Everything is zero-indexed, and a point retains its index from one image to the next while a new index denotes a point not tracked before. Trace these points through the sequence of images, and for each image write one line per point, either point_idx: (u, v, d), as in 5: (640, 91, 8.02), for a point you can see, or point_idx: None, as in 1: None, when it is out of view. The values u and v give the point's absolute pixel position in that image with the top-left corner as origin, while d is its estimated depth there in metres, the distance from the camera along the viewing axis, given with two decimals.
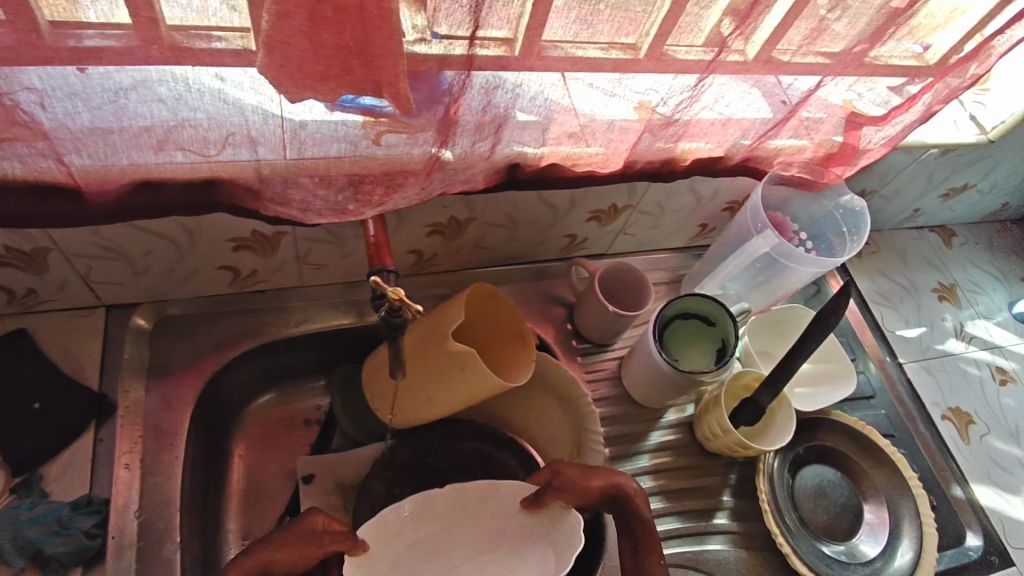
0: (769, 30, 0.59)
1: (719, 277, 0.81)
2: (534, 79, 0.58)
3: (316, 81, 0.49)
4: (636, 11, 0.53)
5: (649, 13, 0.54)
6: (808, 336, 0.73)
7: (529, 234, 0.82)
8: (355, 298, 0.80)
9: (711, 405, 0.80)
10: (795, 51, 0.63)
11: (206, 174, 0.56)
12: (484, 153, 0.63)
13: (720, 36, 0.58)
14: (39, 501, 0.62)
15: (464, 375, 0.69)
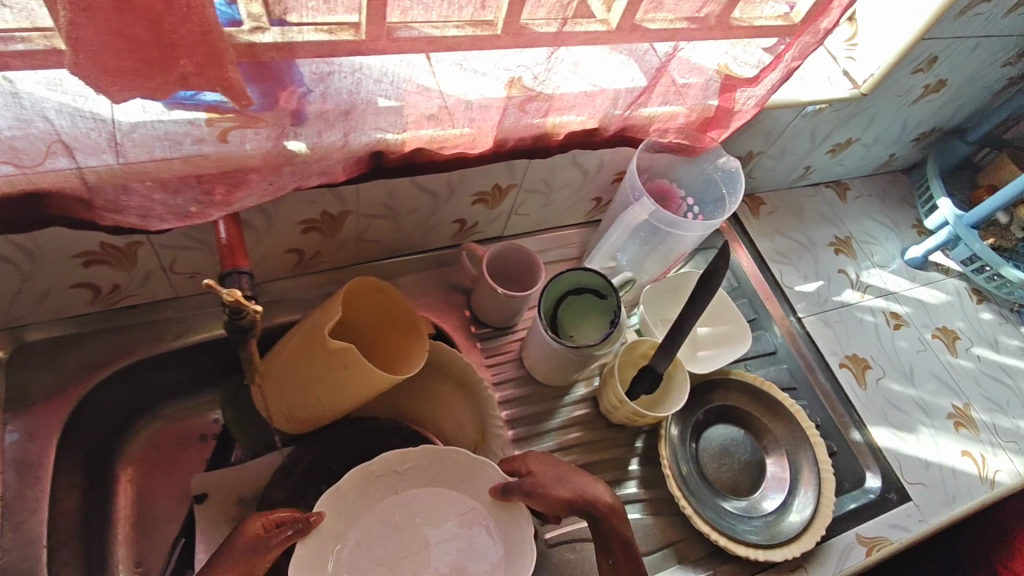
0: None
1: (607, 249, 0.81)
2: (376, 62, 0.55)
3: (127, 76, 0.46)
4: None
5: None
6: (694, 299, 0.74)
7: (414, 223, 0.80)
8: None
9: (607, 376, 0.80)
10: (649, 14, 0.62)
11: (27, 189, 0.51)
12: (336, 142, 0.61)
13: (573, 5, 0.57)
14: None
15: (349, 372, 0.67)
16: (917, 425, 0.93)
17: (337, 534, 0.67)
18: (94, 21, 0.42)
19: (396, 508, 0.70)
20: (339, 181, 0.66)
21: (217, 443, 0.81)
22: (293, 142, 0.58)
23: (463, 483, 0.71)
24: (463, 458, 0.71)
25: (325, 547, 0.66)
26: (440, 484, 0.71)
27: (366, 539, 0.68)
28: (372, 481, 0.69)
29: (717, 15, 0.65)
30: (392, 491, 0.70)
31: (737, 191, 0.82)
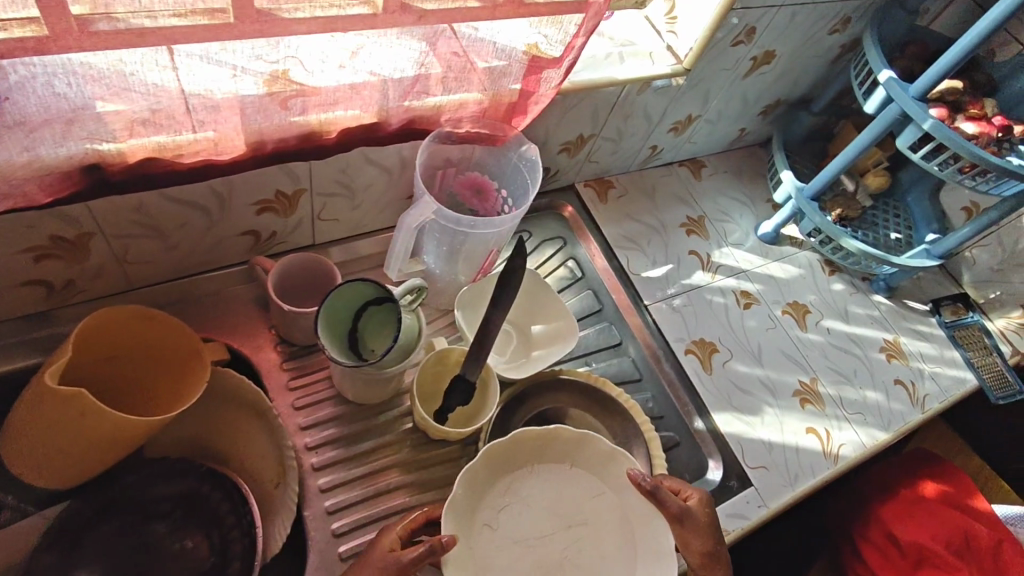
0: None
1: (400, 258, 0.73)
2: (48, 62, 0.48)
3: None
4: None
5: None
6: (500, 300, 0.70)
7: (191, 239, 0.72)
8: None
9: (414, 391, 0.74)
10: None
11: None
12: (26, 157, 0.52)
13: None
14: None
15: (86, 420, 0.59)
16: (762, 406, 0.92)
17: (500, 507, 0.72)
18: None
19: (547, 494, 0.74)
20: (41, 204, 0.57)
21: None
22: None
23: (598, 470, 0.75)
24: (602, 448, 0.74)
25: (470, 531, 0.70)
26: (576, 474, 0.75)
27: (513, 518, 0.72)
28: (522, 457, 0.74)
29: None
30: (529, 474, 0.74)
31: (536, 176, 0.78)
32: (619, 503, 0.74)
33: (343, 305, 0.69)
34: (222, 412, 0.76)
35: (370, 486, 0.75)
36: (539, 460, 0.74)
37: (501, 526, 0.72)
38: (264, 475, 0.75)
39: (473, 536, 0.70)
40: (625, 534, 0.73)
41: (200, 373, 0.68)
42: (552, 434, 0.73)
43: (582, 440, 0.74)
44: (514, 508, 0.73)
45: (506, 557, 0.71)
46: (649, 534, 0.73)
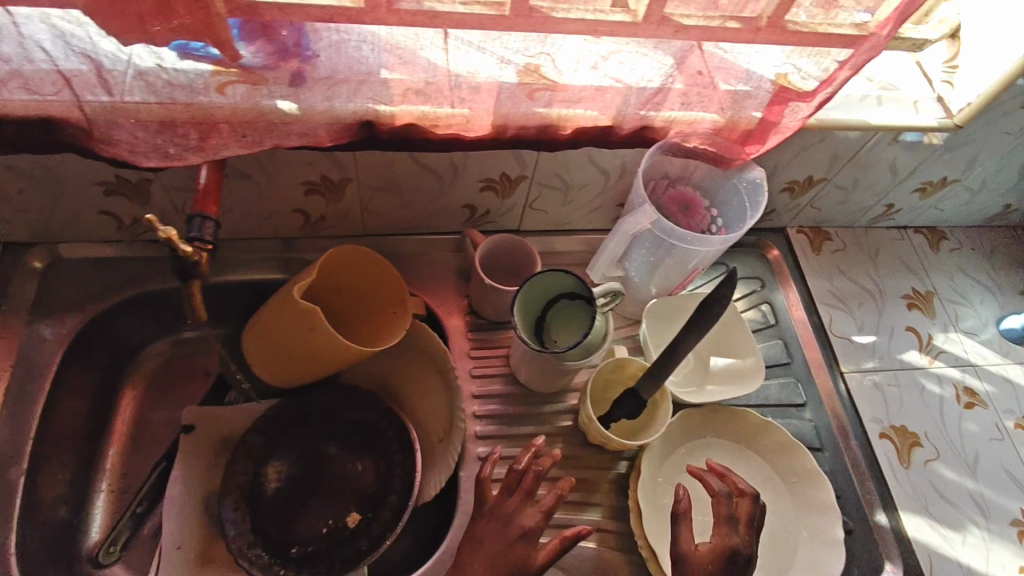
0: None
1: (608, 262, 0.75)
2: (358, 29, 0.57)
3: (104, 12, 0.50)
4: None
5: None
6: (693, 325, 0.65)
7: (421, 202, 0.80)
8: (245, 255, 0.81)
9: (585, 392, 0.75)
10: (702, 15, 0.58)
11: (34, 115, 0.57)
12: (320, 105, 0.62)
13: None
14: None
15: (317, 336, 0.69)
16: (966, 523, 0.78)
17: (676, 468, 0.74)
18: None
19: (723, 468, 0.75)
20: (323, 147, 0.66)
21: (214, 380, 0.86)
22: (281, 102, 0.60)
23: (771, 457, 0.75)
24: (781, 438, 0.75)
25: (651, 477, 0.73)
26: (748, 456, 0.75)
27: (686, 480, 0.74)
28: (705, 428, 0.76)
29: (768, 16, 0.59)
30: (709, 447, 0.76)
31: (759, 209, 0.75)
32: (788, 494, 0.73)
33: (536, 294, 0.73)
34: (411, 363, 0.82)
35: (520, 466, 0.76)
36: (719, 436, 0.76)
37: (678, 482, 0.73)
38: (429, 427, 0.80)
39: (654, 482, 0.73)
40: (799, 521, 0.72)
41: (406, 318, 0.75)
42: (736, 414, 0.76)
43: (763, 426, 0.75)
44: (692, 471, 0.74)
45: (680, 508, 0.72)
46: (818, 526, 0.71)
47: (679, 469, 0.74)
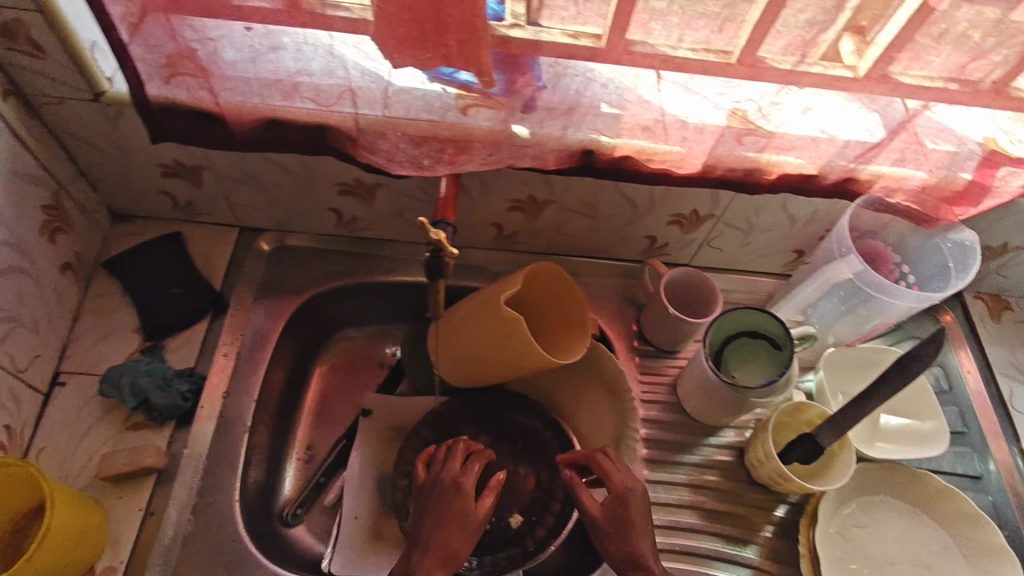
0: (881, 47, 0.57)
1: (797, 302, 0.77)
2: (609, 70, 0.63)
3: (403, 42, 0.57)
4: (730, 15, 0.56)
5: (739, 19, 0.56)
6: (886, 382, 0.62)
7: (610, 228, 0.85)
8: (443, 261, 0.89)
9: (760, 430, 0.76)
10: (937, 78, 0.60)
11: (316, 120, 0.67)
12: (555, 133, 0.67)
13: (820, 46, 0.58)
14: (156, 360, 0.75)
15: (511, 342, 0.73)
16: None
17: (847, 522, 0.74)
18: None
19: (897, 529, 0.74)
20: (548, 170, 0.71)
21: (388, 371, 0.94)
22: (517, 126, 0.66)
23: (950, 526, 0.73)
24: (963, 508, 0.73)
25: (822, 527, 0.73)
26: (923, 520, 0.74)
27: (858, 536, 0.73)
28: (877, 485, 0.75)
29: (995, 81, 0.59)
30: (881, 505, 0.75)
31: (969, 274, 0.74)
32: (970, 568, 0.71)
33: (722, 329, 0.76)
34: (578, 379, 0.87)
35: (683, 494, 0.78)
36: (892, 495, 0.75)
37: (849, 536, 0.73)
38: (593, 443, 0.84)
39: (825, 532, 0.73)
40: None
41: (581, 335, 0.77)
42: (915, 476, 0.75)
43: (943, 493, 0.73)
44: (864, 527, 0.74)
45: (851, 563, 0.72)
46: None
47: (852, 524, 0.73)
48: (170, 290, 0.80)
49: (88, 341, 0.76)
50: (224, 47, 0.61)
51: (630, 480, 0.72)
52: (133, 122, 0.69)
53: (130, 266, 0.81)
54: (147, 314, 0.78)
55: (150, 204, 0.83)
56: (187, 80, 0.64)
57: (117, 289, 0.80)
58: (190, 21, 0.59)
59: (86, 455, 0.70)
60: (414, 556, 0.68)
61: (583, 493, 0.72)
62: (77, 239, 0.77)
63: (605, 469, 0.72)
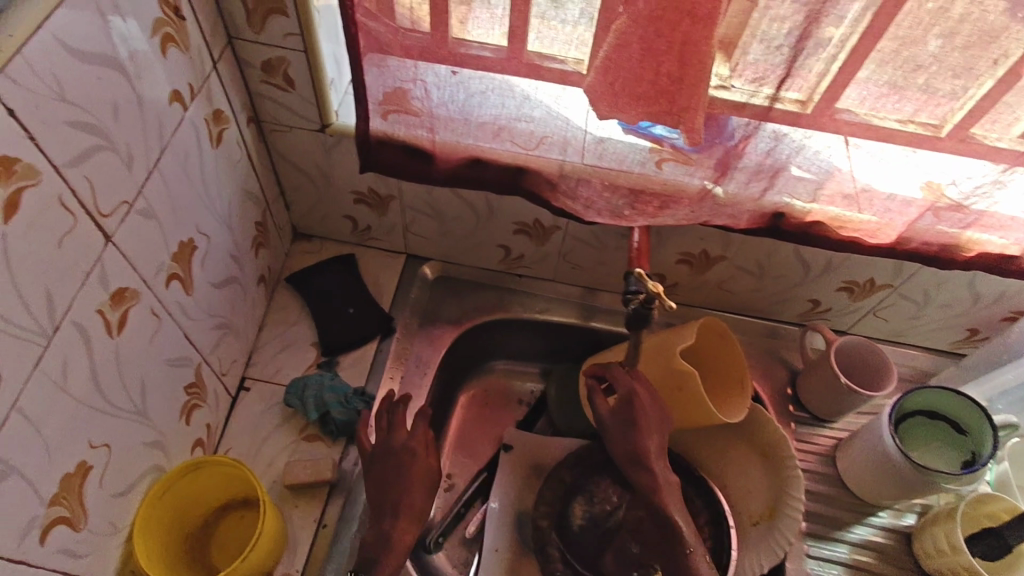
0: None
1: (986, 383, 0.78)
2: (818, 141, 0.62)
3: (634, 99, 0.59)
4: (944, 93, 0.55)
5: (958, 99, 0.56)
6: None
7: (774, 289, 0.84)
8: (590, 303, 0.91)
9: (941, 517, 0.73)
10: None
11: (518, 163, 0.70)
12: (754, 194, 0.67)
13: None
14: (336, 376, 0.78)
15: (678, 394, 0.73)
16: None
17: None
18: (638, 52, 0.55)
19: None
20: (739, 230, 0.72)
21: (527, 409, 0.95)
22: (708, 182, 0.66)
23: None
24: None
25: None
26: None
27: None
28: None
29: None
30: None
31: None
32: None
33: (910, 405, 0.73)
34: (726, 440, 0.83)
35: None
36: None
37: None
38: (744, 508, 0.81)
39: None
40: None
41: (741, 396, 0.76)
42: None
43: None
44: None
45: None
46: None
47: None
48: (346, 310, 0.84)
49: (269, 351, 0.80)
50: (437, 86, 0.64)
51: (639, 383, 0.70)
52: (346, 152, 0.74)
53: (310, 282, 0.85)
54: (324, 330, 0.82)
55: (332, 226, 0.88)
56: (408, 118, 0.68)
57: (297, 304, 0.85)
58: (418, 64, 0.63)
59: (265, 463, 0.73)
60: (386, 519, 0.65)
61: (599, 398, 0.71)
62: (271, 254, 0.82)
63: (644, 404, 0.68)
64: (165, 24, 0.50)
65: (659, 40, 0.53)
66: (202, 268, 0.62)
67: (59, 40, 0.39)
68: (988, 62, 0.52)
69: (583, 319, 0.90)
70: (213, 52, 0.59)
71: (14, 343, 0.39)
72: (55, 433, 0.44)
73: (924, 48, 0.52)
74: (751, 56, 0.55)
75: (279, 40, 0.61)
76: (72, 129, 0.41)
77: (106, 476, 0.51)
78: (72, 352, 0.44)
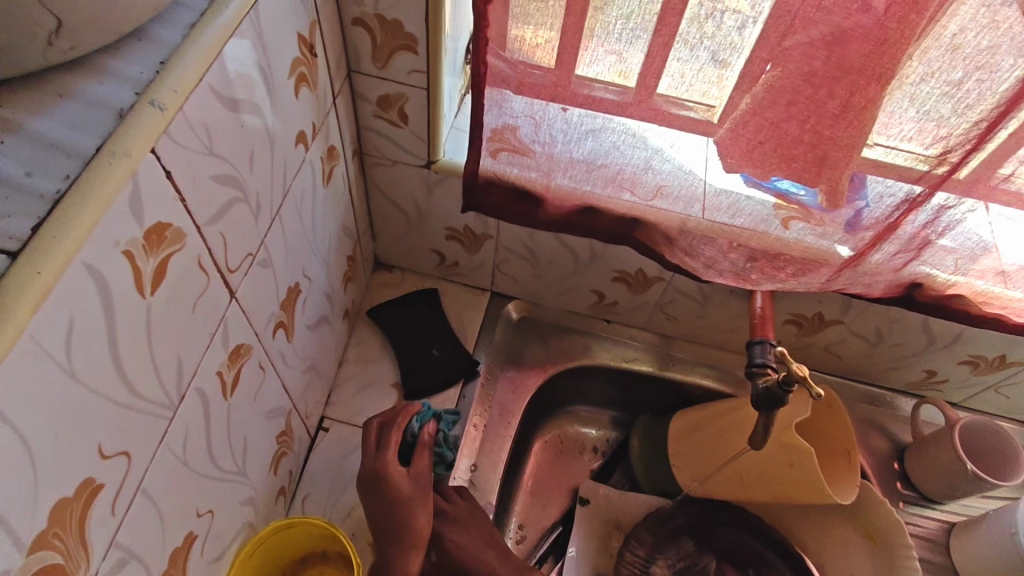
0: None
1: None
2: (973, 216, 0.56)
3: (783, 162, 0.55)
4: None
5: None
6: None
7: (887, 356, 0.78)
8: (664, 350, 0.86)
9: None
10: None
11: (635, 214, 0.65)
12: (896, 265, 0.62)
13: None
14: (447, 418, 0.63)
15: (791, 471, 0.67)
16: None
17: None
18: (798, 112, 0.51)
19: None
20: (872, 297, 0.66)
21: (603, 459, 0.90)
22: (839, 246, 0.61)
23: None
24: None
25: None
26: None
27: None
28: None
29: None
30: None
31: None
32: None
33: None
34: (825, 516, 0.78)
35: None
36: None
37: None
38: None
39: None
40: None
41: (854, 474, 0.70)
42: None
43: None
44: None
45: None
46: None
47: None
48: (428, 350, 0.80)
49: (349, 389, 0.77)
50: (549, 123, 0.60)
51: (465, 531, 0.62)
52: (448, 190, 0.70)
53: (391, 318, 0.82)
54: (405, 371, 0.78)
55: (416, 259, 0.84)
56: (522, 160, 0.64)
57: (378, 339, 0.81)
58: (536, 104, 0.59)
59: (344, 511, 0.68)
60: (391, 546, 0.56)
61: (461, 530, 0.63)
62: (356, 288, 0.79)
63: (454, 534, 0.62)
64: (301, 64, 0.47)
65: (829, 102, 0.49)
66: (303, 311, 0.59)
67: (215, 91, 0.35)
68: None
69: (663, 369, 0.85)
70: (334, 88, 0.56)
71: (147, 420, 0.35)
72: (168, 507, 0.40)
73: None
74: (936, 121, 0.48)
75: (403, 76, 0.58)
76: (216, 185, 0.37)
77: (207, 542, 0.47)
78: (192, 419, 0.41)
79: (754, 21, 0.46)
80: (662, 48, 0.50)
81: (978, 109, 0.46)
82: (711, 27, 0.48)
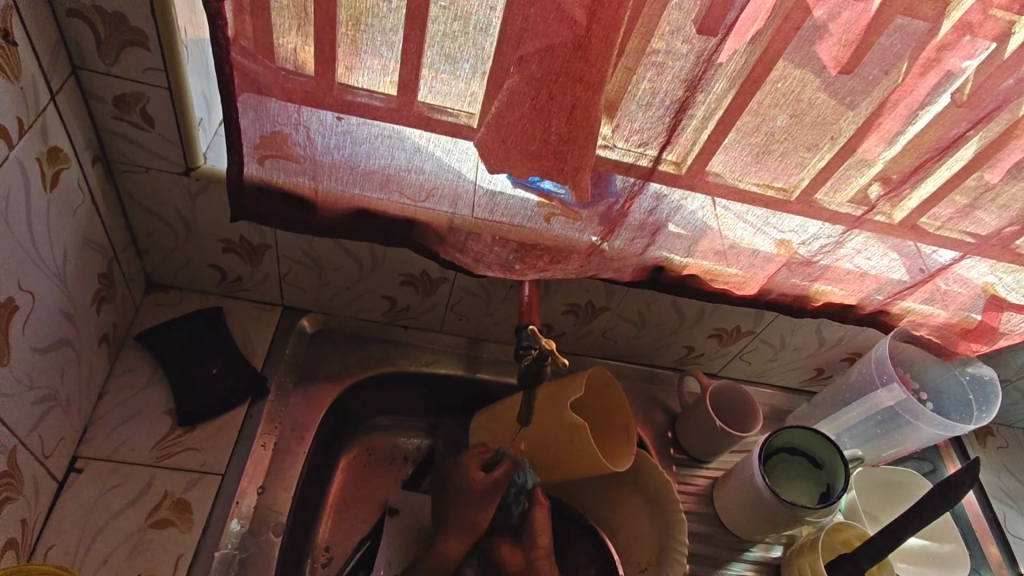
0: (919, 200, 0.65)
1: (836, 423, 0.85)
2: (692, 198, 0.66)
3: (533, 158, 0.60)
4: (791, 162, 0.62)
5: (803, 166, 0.62)
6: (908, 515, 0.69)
7: (653, 336, 0.88)
8: (465, 353, 0.89)
9: (807, 548, 0.79)
10: (942, 225, 0.68)
11: (407, 215, 0.67)
12: (638, 249, 0.71)
13: (869, 198, 0.65)
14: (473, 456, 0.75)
15: (571, 447, 0.73)
16: None
17: None
18: (533, 114, 0.57)
19: None
20: (626, 281, 0.75)
21: (414, 467, 0.88)
22: (586, 235, 0.69)
23: None
24: None
25: None
26: None
27: None
28: None
29: (1002, 238, 0.68)
30: None
31: (991, 408, 0.81)
32: None
33: (777, 445, 0.79)
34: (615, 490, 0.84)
35: None
36: None
37: None
38: (633, 555, 0.82)
39: None
40: None
41: (627, 445, 0.77)
42: None
43: None
44: None
45: None
46: None
47: None
48: (207, 370, 0.75)
49: (110, 423, 0.69)
50: (312, 128, 0.61)
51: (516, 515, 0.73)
52: (213, 199, 0.67)
53: (166, 340, 0.75)
54: (180, 397, 0.72)
55: (194, 278, 0.78)
56: (287, 165, 0.64)
57: (149, 366, 0.74)
58: (298, 108, 0.59)
59: (98, 558, 0.62)
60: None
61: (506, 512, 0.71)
62: (118, 310, 0.72)
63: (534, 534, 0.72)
64: None
65: (555, 104, 0.56)
66: (24, 332, 0.54)
67: None
68: (824, 137, 0.60)
69: (465, 368, 0.88)
70: (52, 86, 0.52)
71: None
72: None
73: (776, 123, 0.59)
74: (631, 120, 0.59)
75: (138, 74, 0.55)
76: None
77: None
78: None
79: (488, 37, 0.53)
80: (409, 54, 0.54)
81: (662, 109, 0.57)
82: (463, 41, 0.53)
